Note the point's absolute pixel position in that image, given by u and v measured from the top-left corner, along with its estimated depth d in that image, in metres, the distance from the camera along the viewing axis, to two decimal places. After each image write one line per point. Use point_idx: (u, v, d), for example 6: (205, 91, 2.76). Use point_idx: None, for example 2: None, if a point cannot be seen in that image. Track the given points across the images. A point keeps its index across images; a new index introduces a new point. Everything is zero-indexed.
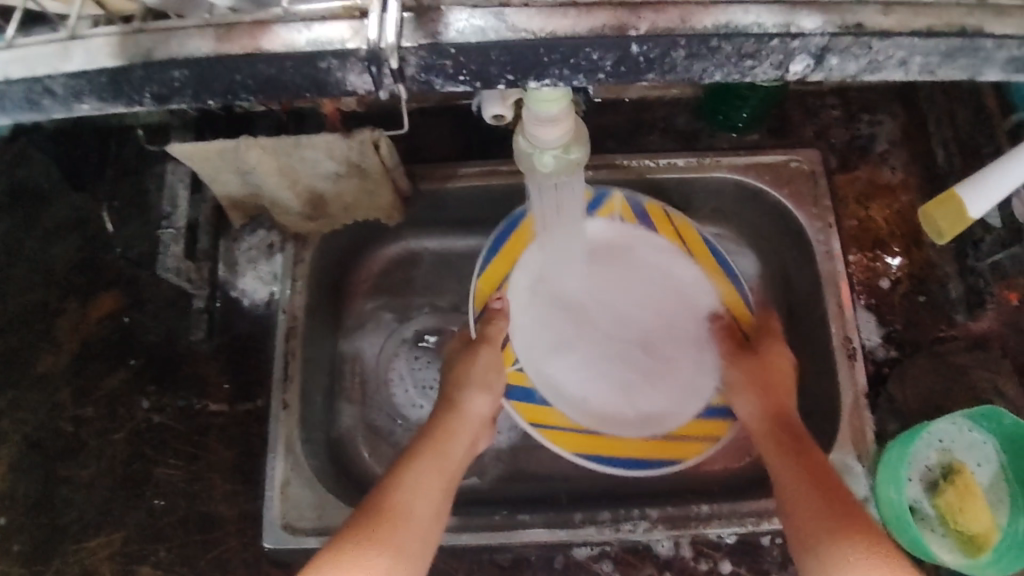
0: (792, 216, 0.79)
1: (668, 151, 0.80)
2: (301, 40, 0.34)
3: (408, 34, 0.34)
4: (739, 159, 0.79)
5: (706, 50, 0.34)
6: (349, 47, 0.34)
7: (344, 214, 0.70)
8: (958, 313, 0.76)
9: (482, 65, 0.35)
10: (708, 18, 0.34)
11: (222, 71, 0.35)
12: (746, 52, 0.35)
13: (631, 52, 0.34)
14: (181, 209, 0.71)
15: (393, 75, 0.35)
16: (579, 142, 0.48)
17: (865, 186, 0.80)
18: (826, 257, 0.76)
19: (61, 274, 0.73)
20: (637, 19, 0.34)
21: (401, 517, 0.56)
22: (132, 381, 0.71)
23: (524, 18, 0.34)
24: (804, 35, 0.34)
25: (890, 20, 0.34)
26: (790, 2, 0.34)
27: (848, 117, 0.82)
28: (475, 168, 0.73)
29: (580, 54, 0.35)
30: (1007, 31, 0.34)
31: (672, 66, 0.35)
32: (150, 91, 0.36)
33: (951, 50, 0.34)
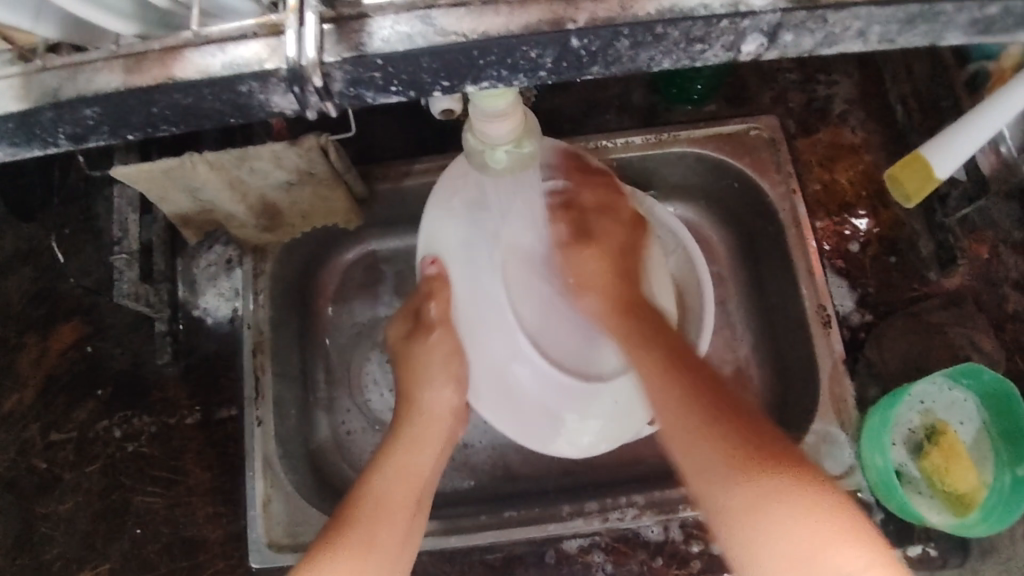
0: (755, 185, 0.79)
1: (626, 130, 0.80)
2: (216, 65, 0.32)
3: (330, 48, 0.32)
4: (700, 130, 0.78)
5: (653, 37, 0.33)
6: (268, 67, 0.32)
7: (300, 222, 0.68)
8: (929, 271, 0.76)
9: (415, 75, 0.34)
10: (651, 5, 0.33)
11: (136, 105, 0.34)
12: (694, 35, 0.33)
13: (572, 47, 0.33)
14: (133, 234, 0.68)
15: (319, 94, 0.33)
16: (531, 136, 0.46)
17: (827, 148, 0.80)
18: (794, 225, 0.76)
19: (18, 307, 0.70)
20: (576, 11, 0.33)
21: (383, 522, 0.58)
22: (101, 409, 0.69)
23: (454, 20, 0.33)
24: (753, 13, 0.33)
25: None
26: None
27: (805, 80, 0.82)
28: (430, 162, 0.72)
29: (517, 53, 0.33)
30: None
31: (617, 57, 0.34)
32: (66, 131, 0.35)
33: (909, 17, 0.33)
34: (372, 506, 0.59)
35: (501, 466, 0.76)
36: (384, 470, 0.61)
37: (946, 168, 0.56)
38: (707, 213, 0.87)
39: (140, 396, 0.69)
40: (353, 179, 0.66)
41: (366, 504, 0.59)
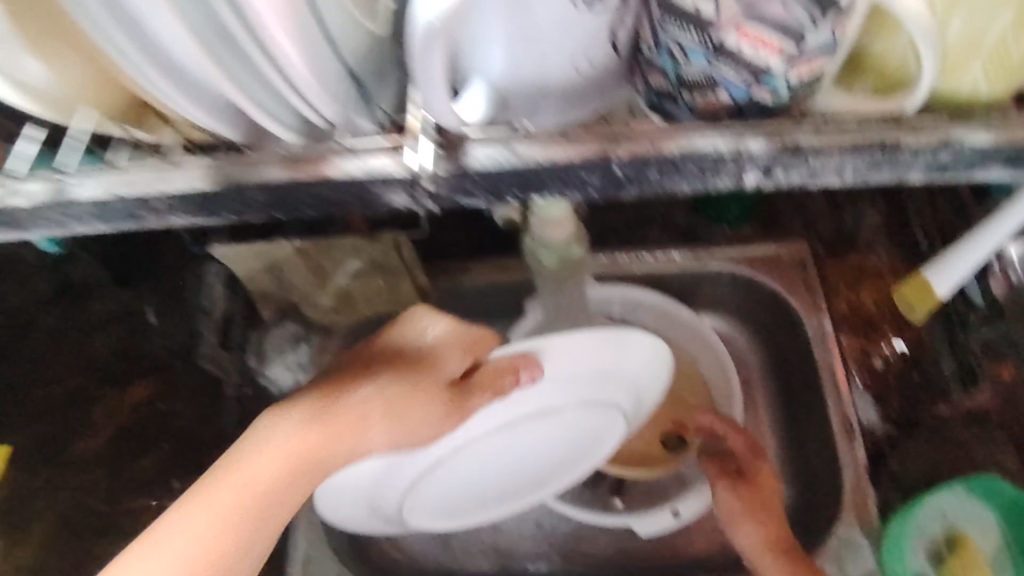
0: (784, 302, 0.85)
1: (667, 245, 0.87)
2: (357, 171, 0.36)
3: (435, 163, 0.36)
4: (734, 250, 0.86)
5: (672, 169, 0.36)
6: (394, 174, 0.36)
7: (365, 308, 0.75)
8: (952, 389, 0.79)
9: (500, 186, 0.37)
10: (673, 145, 0.35)
11: (298, 195, 0.37)
12: (705, 168, 0.35)
13: (614, 172, 0.36)
14: (216, 305, 0.77)
15: (428, 195, 0.37)
16: (580, 240, 0.52)
17: (854, 272, 0.86)
18: (821, 340, 0.81)
19: (103, 362, 0.67)
20: (616, 147, 0.35)
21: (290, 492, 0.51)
22: (163, 464, 0.71)
23: (530, 148, 0.36)
24: (751, 154, 0.35)
25: (819, 141, 0.34)
26: (737, 128, 0.35)
27: (836, 208, 0.87)
28: (489, 264, 0.80)
29: (577, 176, 0.36)
30: (922, 144, 0.34)
31: (648, 183, 0.37)
32: (234, 209, 0.37)
33: (874, 161, 0.35)
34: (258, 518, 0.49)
35: (523, 548, 0.80)
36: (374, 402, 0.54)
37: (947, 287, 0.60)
38: (741, 324, 0.92)
39: (202, 453, 0.74)
40: (419, 273, 0.72)
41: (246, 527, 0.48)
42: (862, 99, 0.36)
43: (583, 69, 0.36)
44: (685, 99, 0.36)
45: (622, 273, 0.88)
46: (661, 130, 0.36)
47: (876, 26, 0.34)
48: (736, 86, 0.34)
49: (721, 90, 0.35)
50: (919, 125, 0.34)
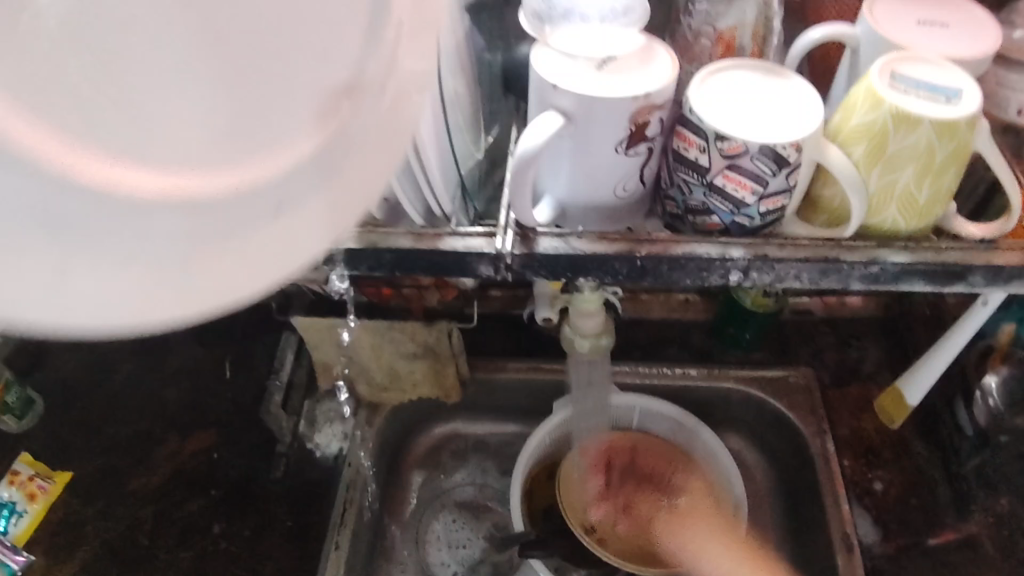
0: (792, 422, 0.91)
1: (683, 362, 0.95)
2: (458, 247, 0.45)
3: (513, 247, 0.45)
4: (744, 371, 0.94)
5: (679, 266, 0.46)
6: (489, 250, 0.45)
7: (411, 389, 0.85)
8: (947, 516, 0.85)
9: (556, 269, 0.46)
10: (679, 248, 0.45)
11: (422, 263, 0.45)
12: (703, 268, 0.46)
13: (637, 265, 0.46)
14: (286, 368, 0.89)
15: (507, 268, 0.46)
16: (609, 332, 0.60)
17: (857, 399, 0.94)
18: (825, 457, 0.88)
19: (173, 411, 0.89)
20: (641, 246, 0.45)
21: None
22: (210, 507, 0.82)
23: (583, 243, 0.45)
24: (734, 258, 0.45)
25: (781, 253, 0.46)
26: (724, 241, 0.46)
27: (840, 341, 0.99)
28: (524, 364, 0.89)
29: (611, 267, 0.45)
30: (856, 260, 0.46)
31: (663, 276, 0.46)
32: (369, 264, 0.46)
33: (823, 270, 0.46)
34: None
35: None
36: None
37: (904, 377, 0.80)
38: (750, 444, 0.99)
39: (246, 501, 0.83)
40: (463, 363, 0.83)
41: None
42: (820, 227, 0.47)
43: (616, 199, 0.47)
44: (689, 222, 0.47)
45: (644, 381, 0.94)
46: (671, 239, 0.46)
47: (823, 177, 0.46)
48: (726, 212, 0.45)
49: (714, 216, 0.46)
50: (852, 247, 0.46)
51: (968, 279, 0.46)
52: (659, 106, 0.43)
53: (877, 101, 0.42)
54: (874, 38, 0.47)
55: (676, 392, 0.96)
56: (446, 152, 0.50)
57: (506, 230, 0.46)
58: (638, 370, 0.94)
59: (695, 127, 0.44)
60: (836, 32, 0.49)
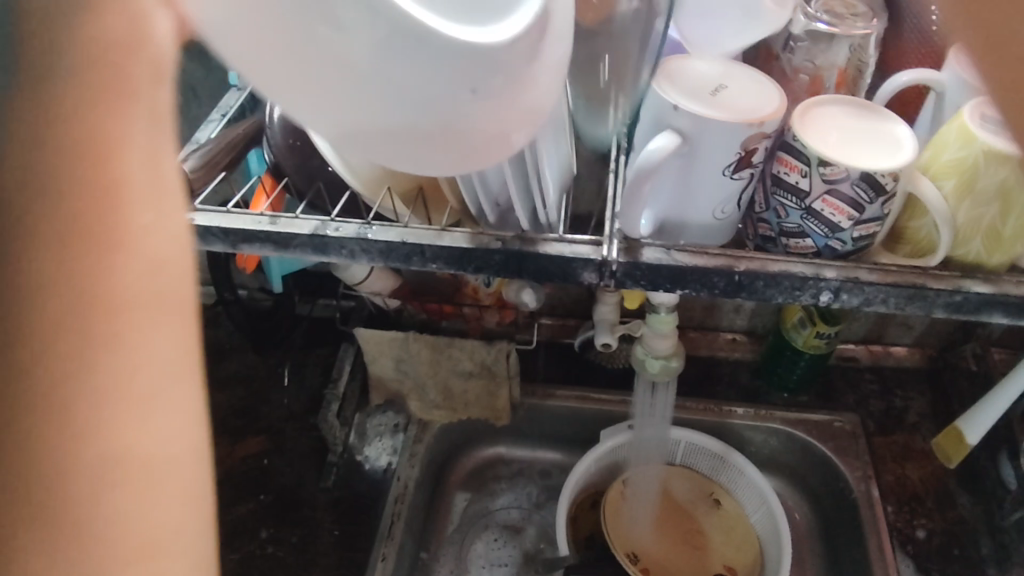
0: (836, 467, 0.92)
1: (731, 400, 0.97)
2: (563, 251, 0.47)
3: (614, 252, 0.47)
4: (791, 413, 0.95)
5: (774, 284, 0.46)
6: (591, 256, 0.46)
7: (462, 408, 0.87)
8: (990, 567, 0.85)
9: (654, 279, 0.47)
10: (775, 265, 0.46)
11: (528, 270, 0.48)
12: (796, 287, 0.46)
13: (733, 279, 0.46)
14: (343, 379, 0.90)
15: (610, 274, 0.47)
16: (678, 355, 0.62)
17: (901, 447, 0.94)
18: (869, 500, 0.88)
19: (225, 416, 0.91)
20: (739, 262, 0.46)
21: (91, 205, 0.22)
22: (258, 512, 0.84)
23: (682, 256, 0.46)
24: (826, 279, 0.45)
25: (875, 276, 0.45)
26: (818, 262, 0.46)
27: (884, 389, 0.99)
28: (572, 393, 0.91)
29: (709, 279, 0.46)
30: (943, 288, 0.45)
31: (757, 292, 0.46)
32: (476, 264, 0.48)
33: (909, 296, 0.45)
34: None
35: None
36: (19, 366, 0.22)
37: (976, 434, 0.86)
38: (792, 487, 0.99)
39: (294, 509, 0.84)
40: (515, 387, 0.85)
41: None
42: (903, 259, 0.48)
43: (713, 220, 0.49)
44: (781, 244, 0.49)
45: (691, 418, 0.96)
46: (767, 256, 0.46)
47: (911, 210, 0.48)
48: (819, 236, 0.47)
49: (808, 238, 0.48)
50: (940, 276, 0.45)
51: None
52: (766, 135, 0.46)
53: (970, 139, 0.45)
54: (959, 83, 0.48)
55: (721, 429, 0.97)
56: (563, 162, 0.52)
57: (612, 239, 0.47)
58: (685, 405, 0.96)
59: (798, 154, 0.46)
60: (922, 78, 0.50)
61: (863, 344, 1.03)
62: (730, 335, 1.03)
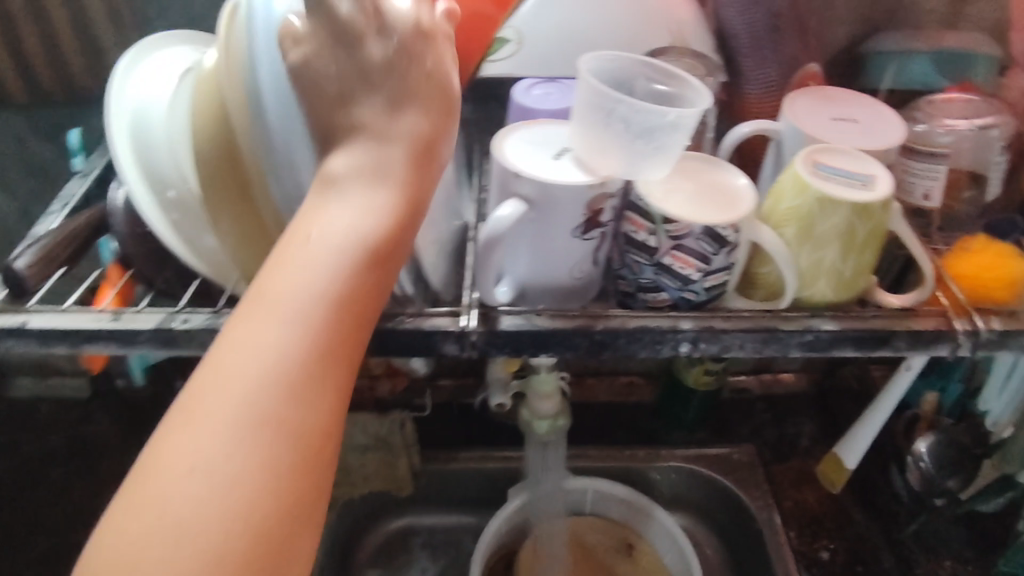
0: (738, 498, 0.94)
1: (632, 444, 0.98)
2: (419, 325, 0.46)
3: (472, 325, 0.46)
4: (689, 450, 0.97)
5: (634, 339, 0.47)
6: (449, 329, 0.46)
7: (361, 482, 0.84)
8: None
9: (516, 346, 0.47)
10: (631, 322, 0.47)
11: (391, 347, 0.46)
12: (655, 340, 0.47)
13: (593, 339, 0.47)
14: None
15: (473, 345, 0.47)
16: (565, 414, 0.62)
17: (797, 472, 0.97)
18: (772, 527, 0.90)
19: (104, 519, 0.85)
20: (597, 322, 0.47)
21: (359, 313, 0.42)
22: None
23: (540, 321, 0.47)
24: (681, 330, 0.47)
25: (727, 324, 0.47)
26: (674, 315, 0.48)
27: (776, 417, 1.03)
28: (474, 453, 0.90)
29: (570, 340, 0.47)
30: (793, 328, 0.47)
31: (617, 349, 0.47)
32: None
33: (763, 340, 0.47)
34: (299, 380, 0.38)
35: None
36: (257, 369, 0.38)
37: (852, 461, 0.90)
38: (699, 523, 1.00)
39: None
40: (415, 454, 0.84)
41: (264, 434, 0.36)
42: (759, 303, 0.50)
43: (571, 280, 0.50)
44: (640, 301, 0.50)
45: (596, 468, 0.97)
46: (625, 314, 0.48)
47: (759, 256, 0.50)
48: (673, 288, 0.48)
49: (663, 292, 0.49)
50: (790, 317, 0.48)
51: (893, 344, 0.48)
52: (612, 194, 0.48)
53: (804, 186, 0.46)
54: (795, 131, 0.51)
55: (626, 471, 0.97)
56: (436, 236, 0.53)
57: (468, 310, 0.47)
58: (590, 454, 0.97)
59: (642, 212, 0.47)
60: (761, 128, 0.53)
61: (754, 374, 1.06)
62: (627, 378, 1.05)
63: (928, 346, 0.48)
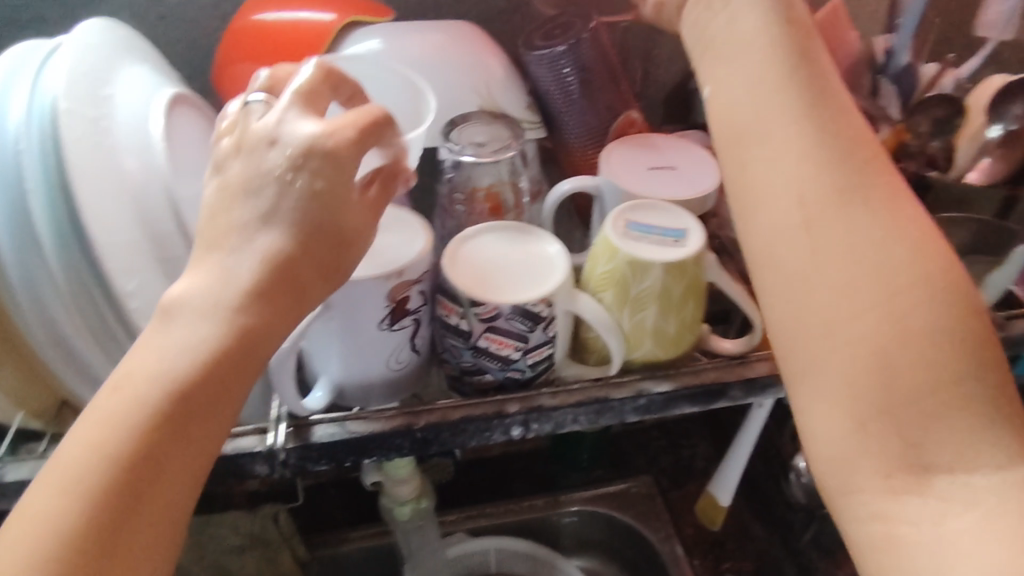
0: (640, 533, 0.92)
1: (529, 495, 0.96)
2: (228, 448, 0.45)
3: (290, 440, 0.46)
4: (586, 493, 0.95)
5: (460, 430, 0.48)
6: (266, 448, 0.46)
7: None
8: None
9: (343, 454, 0.47)
10: (457, 412, 0.48)
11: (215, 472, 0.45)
12: (482, 428, 0.48)
13: (418, 435, 0.48)
14: None
15: (296, 458, 0.46)
16: (428, 493, 0.66)
17: (695, 496, 0.97)
18: (675, 558, 0.89)
19: None
20: (419, 417, 0.48)
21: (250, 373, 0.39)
22: None
23: (360, 425, 0.47)
24: (506, 414, 0.48)
25: (555, 400, 0.49)
26: (500, 398, 0.49)
27: (670, 443, 1.03)
28: (365, 530, 0.86)
29: (396, 440, 0.48)
30: (623, 395, 0.50)
31: (446, 442, 0.48)
32: None
33: (594, 411, 0.50)
34: (144, 490, 0.35)
35: None
36: (127, 402, 0.36)
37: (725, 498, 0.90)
38: (608, 563, 0.97)
39: None
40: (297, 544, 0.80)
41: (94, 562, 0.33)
42: (593, 367, 0.53)
43: (390, 371, 0.50)
44: (467, 383, 0.51)
45: (495, 526, 0.94)
46: (449, 405, 0.49)
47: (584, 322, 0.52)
48: (497, 369, 0.49)
49: (487, 373, 0.49)
50: (619, 384, 0.50)
51: (729, 394, 0.51)
52: (414, 281, 0.48)
53: (614, 251, 0.49)
54: (612, 188, 0.55)
55: (526, 524, 0.95)
56: None
57: (279, 424, 0.47)
58: (488, 511, 0.94)
59: (452, 296, 0.48)
60: (582, 185, 0.56)
61: None
62: None
63: (763, 391, 0.52)
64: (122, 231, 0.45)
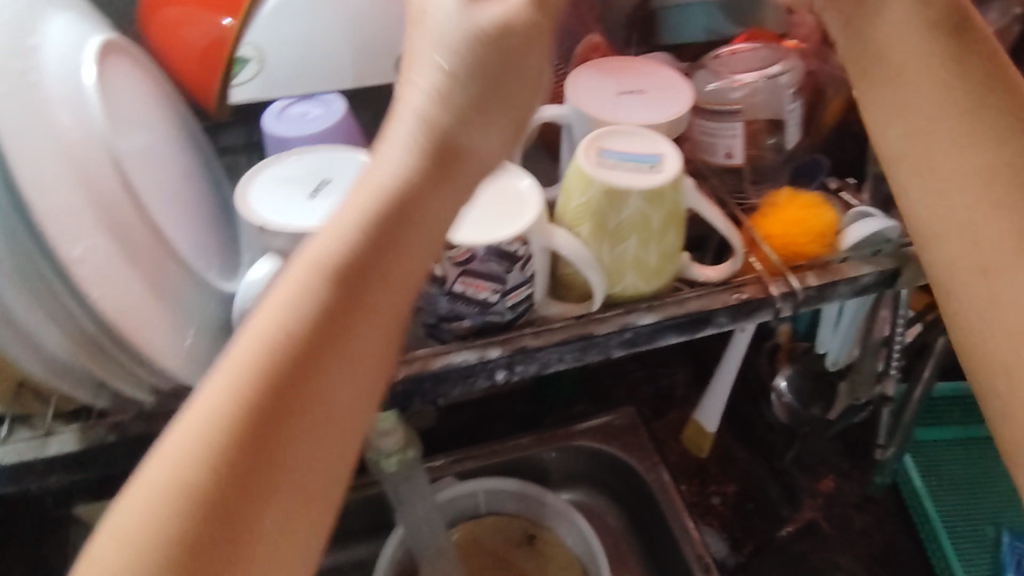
0: (626, 463, 0.93)
1: (514, 434, 0.96)
2: None
3: None
4: (573, 428, 0.96)
5: (442, 378, 0.47)
6: None
7: None
8: (783, 509, 0.92)
9: None
10: (437, 361, 0.47)
11: None
12: (465, 375, 0.48)
13: (399, 388, 0.47)
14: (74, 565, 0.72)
15: None
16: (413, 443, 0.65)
17: (678, 424, 0.99)
18: (663, 486, 0.90)
19: None
20: (398, 369, 0.47)
21: (351, 320, 0.33)
22: None
23: None
24: (489, 358, 0.47)
25: (538, 341, 0.48)
26: (480, 342, 0.48)
27: (649, 371, 1.03)
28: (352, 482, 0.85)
29: None
30: (609, 330, 0.49)
31: (430, 392, 0.48)
32: None
33: (579, 348, 0.49)
34: (252, 488, 0.29)
35: None
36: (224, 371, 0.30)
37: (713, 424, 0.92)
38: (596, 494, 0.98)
39: None
40: None
41: (210, 556, 0.28)
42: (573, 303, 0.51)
43: None
44: (445, 330, 0.49)
45: (483, 468, 0.94)
46: (428, 353, 0.47)
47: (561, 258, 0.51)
48: (475, 314, 0.48)
49: (465, 318, 0.48)
50: (602, 319, 0.50)
51: (715, 320, 0.51)
52: None
53: (589, 182, 0.47)
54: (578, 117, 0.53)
55: (513, 463, 0.95)
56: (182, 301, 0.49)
57: None
58: (476, 455, 0.94)
59: None
60: (548, 116, 0.55)
61: None
62: None
63: (750, 315, 0.51)
64: (73, 198, 0.42)
